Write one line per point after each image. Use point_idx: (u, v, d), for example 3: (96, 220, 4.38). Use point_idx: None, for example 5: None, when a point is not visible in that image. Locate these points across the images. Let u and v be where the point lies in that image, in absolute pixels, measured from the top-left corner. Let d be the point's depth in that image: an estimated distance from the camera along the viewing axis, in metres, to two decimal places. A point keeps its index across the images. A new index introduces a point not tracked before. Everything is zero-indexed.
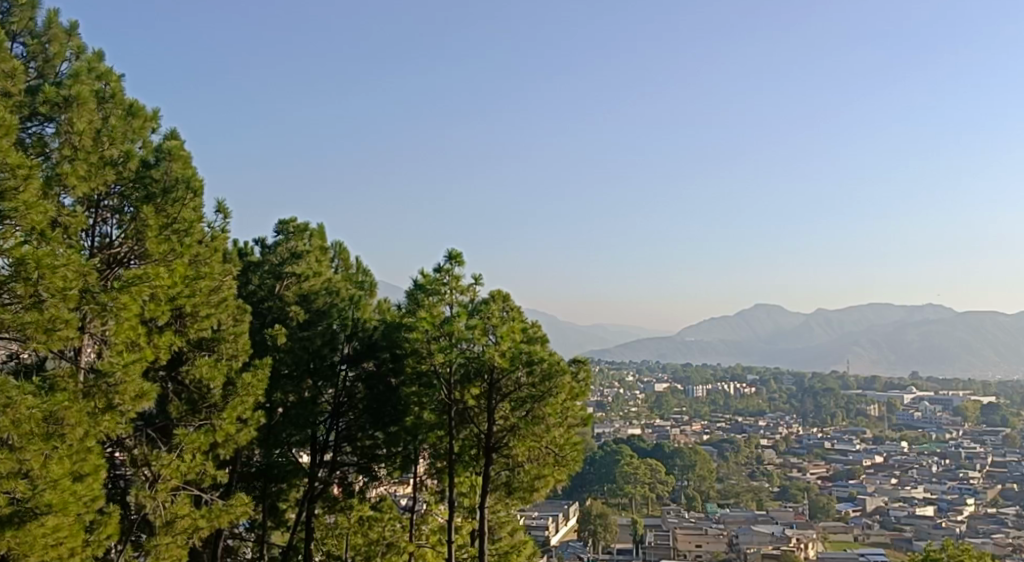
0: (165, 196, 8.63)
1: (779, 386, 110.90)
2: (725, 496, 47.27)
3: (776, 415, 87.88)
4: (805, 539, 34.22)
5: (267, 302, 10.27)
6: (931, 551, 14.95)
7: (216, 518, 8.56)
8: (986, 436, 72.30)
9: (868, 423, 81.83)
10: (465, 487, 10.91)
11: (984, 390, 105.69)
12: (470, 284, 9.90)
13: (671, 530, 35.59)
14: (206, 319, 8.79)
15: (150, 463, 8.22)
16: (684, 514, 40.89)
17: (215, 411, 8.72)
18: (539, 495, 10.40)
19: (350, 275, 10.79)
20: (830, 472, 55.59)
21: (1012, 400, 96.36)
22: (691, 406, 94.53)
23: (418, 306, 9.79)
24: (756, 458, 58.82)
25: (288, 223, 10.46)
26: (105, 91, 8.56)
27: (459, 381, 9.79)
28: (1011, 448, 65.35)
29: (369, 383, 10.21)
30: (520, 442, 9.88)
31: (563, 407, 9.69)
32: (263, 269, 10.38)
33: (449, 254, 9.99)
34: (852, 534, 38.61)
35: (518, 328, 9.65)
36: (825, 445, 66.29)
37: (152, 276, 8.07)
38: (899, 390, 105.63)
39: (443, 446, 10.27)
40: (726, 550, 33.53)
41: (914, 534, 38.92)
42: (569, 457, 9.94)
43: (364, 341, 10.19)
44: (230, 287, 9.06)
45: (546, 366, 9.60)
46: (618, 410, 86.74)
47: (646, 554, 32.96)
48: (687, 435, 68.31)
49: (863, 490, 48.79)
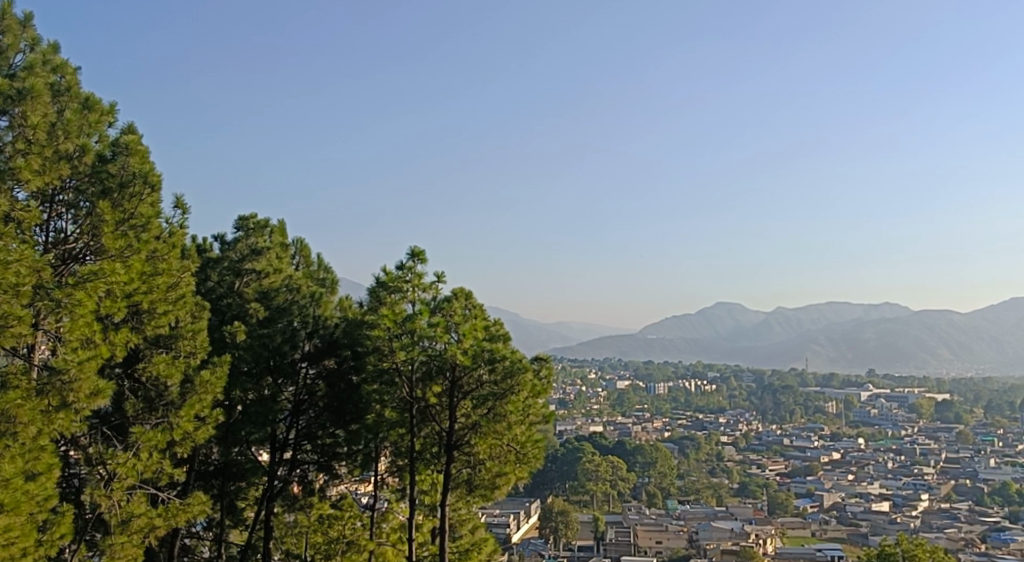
0: (121, 190, 8.54)
1: (739, 383, 111.53)
2: (685, 492, 47.59)
3: (735, 412, 89.01)
4: (764, 534, 34.61)
5: (225, 299, 10.13)
6: (886, 546, 15.13)
7: (173, 517, 8.44)
8: (940, 432, 73.64)
9: (827, 421, 82.71)
10: (426, 484, 10.86)
11: (938, 388, 107.27)
12: (433, 282, 9.86)
13: (632, 526, 35.94)
14: (164, 316, 8.65)
15: (105, 462, 8.13)
16: (645, 510, 41.19)
17: (173, 408, 8.60)
18: (500, 493, 10.39)
19: (310, 272, 10.72)
20: (788, 468, 56.37)
21: (966, 398, 97.78)
22: (653, 402, 95.38)
23: (380, 304, 9.75)
24: (716, 454, 59.39)
25: (248, 219, 10.36)
26: (60, 83, 8.40)
27: (421, 379, 9.75)
28: (964, 444, 66.58)
29: (330, 381, 10.17)
30: (481, 440, 9.85)
31: (525, 404, 9.71)
32: (221, 265, 10.27)
33: (411, 251, 9.93)
34: (809, 529, 39.09)
35: (480, 326, 9.63)
36: (783, 442, 67.02)
37: (108, 272, 7.99)
38: (856, 387, 107.50)
39: (403, 443, 10.19)
40: (686, 546, 33.79)
41: (870, 529, 39.56)
42: (530, 454, 9.92)
43: (325, 338, 10.15)
44: (188, 283, 8.90)
45: (508, 364, 9.60)
46: (581, 407, 87.32)
47: (606, 551, 33.12)
48: (647, 432, 68.92)
49: (821, 485, 49.52)
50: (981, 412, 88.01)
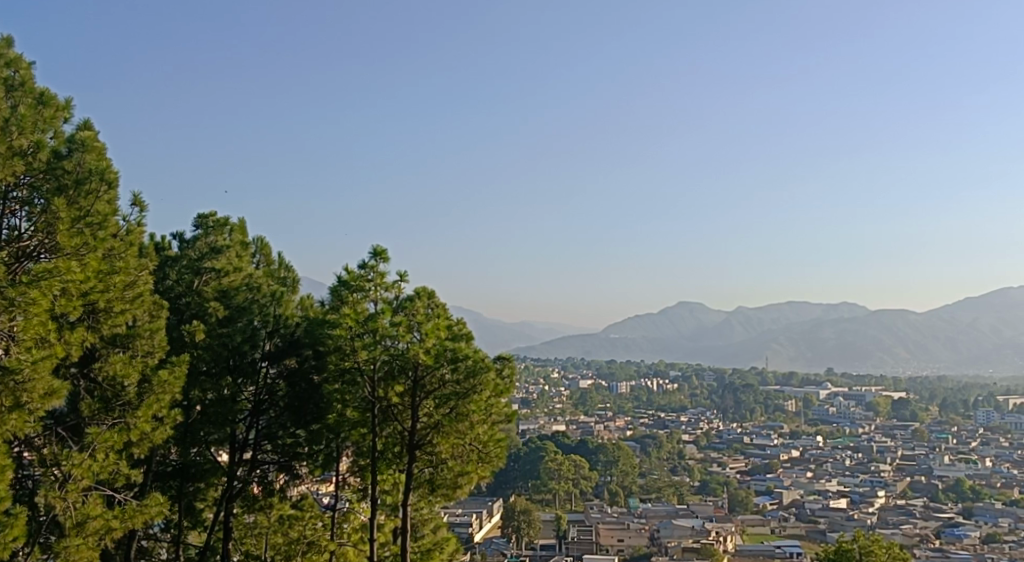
0: (77, 187, 8.44)
1: (700, 382, 112.28)
2: (647, 490, 47.88)
3: (697, 411, 89.61)
4: (724, 532, 34.96)
5: (184, 298, 10.04)
6: (843, 543, 15.29)
7: (130, 518, 8.32)
8: (896, 430, 74.83)
9: (786, 419, 83.46)
10: (388, 484, 10.81)
11: (894, 387, 108.67)
12: (395, 281, 9.82)
13: (594, 525, 36.09)
14: (120, 315, 8.51)
15: (59, 463, 7.99)
16: (607, 509, 41.38)
17: (129, 408, 8.49)
18: (462, 493, 10.36)
19: (271, 270, 10.69)
20: (748, 466, 56.89)
21: (921, 397, 99.19)
22: (615, 402, 95.72)
23: (342, 302, 9.69)
24: (678, 452, 59.82)
25: (208, 217, 10.33)
26: (14, 79, 8.28)
27: (383, 379, 9.69)
28: (920, 442, 67.70)
29: (291, 381, 10.06)
30: (443, 440, 9.86)
31: (488, 403, 9.71)
32: (180, 264, 10.15)
33: (374, 250, 9.88)
34: (769, 526, 39.58)
35: (443, 325, 9.61)
36: (743, 440, 67.64)
37: (62, 271, 7.87)
38: (815, 386, 108.88)
39: (365, 443, 10.15)
40: (648, 544, 34.02)
41: (828, 526, 40.03)
42: (493, 453, 9.89)
43: (286, 338, 10.06)
44: (146, 281, 8.78)
45: (471, 363, 9.60)
46: (544, 407, 87.31)
47: (568, 549, 33.13)
48: (610, 432, 69.22)
49: (780, 483, 50.06)
50: (936, 410, 89.55)
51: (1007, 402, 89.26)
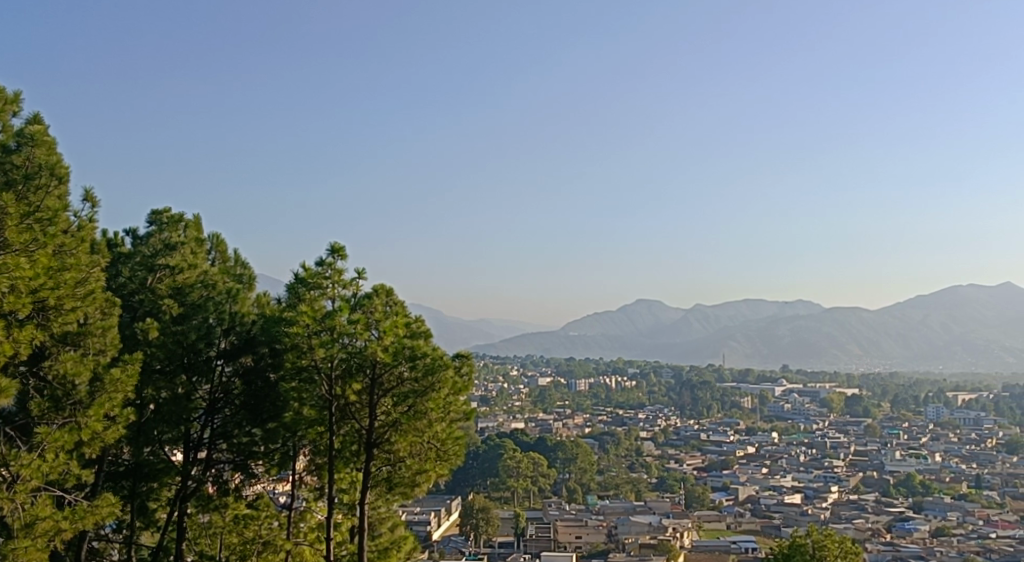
0: (26, 182, 8.37)
1: (658, 380, 113.17)
2: (605, 488, 48.16)
3: (654, 408, 90.31)
4: (681, 528, 35.25)
5: (137, 295, 9.91)
6: (796, 537, 15.47)
7: (81, 519, 8.18)
8: (849, 426, 76.05)
9: (742, 416, 84.42)
10: (345, 482, 10.77)
11: (847, 382, 110.48)
12: (353, 278, 9.77)
13: (552, 522, 36.15)
14: (71, 312, 8.34)
15: (8, 463, 7.85)
16: (565, 505, 41.49)
17: (81, 407, 8.35)
18: (420, 491, 10.37)
19: (226, 266, 10.57)
20: (704, 463, 57.39)
21: (873, 392, 100.95)
22: (574, 399, 96.03)
23: (299, 300, 9.62)
24: (635, 450, 60.20)
25: (162, 213, 10.25)
26: None
27: (340, 377, 9.62)
28: (873, 437, 68.83)
29: (247, 379, 9.96)
30: (402, 438, 9.82)
31: (446, 402, 9.70)
32: (133, 260, 10.04)
33: (331, 247, 9.81)
34: (725, 522, 40.02)
35: (401, 323, 9.57)
36: (700, 437, 68.27)
37: (11, 267, 7.68)
38: (771, 383, 110.30)
39: (323, 442, 10.10)
40: (606, 541, 34.17)
41: (783, 521, 40.51)
42: (451, 451, 9.92)
43: (241, 336, 9.95)
44: (98, 279, 8.62)
45: (429, 361, 9.57)
46: (503, 405, 87.34)
47: (526, 547, 33.12)
48: (569, 429, 69.40)
49: (736, 479, 50.61)
50: (888, 406, 91.07)
51: (956, 398, 91.13)
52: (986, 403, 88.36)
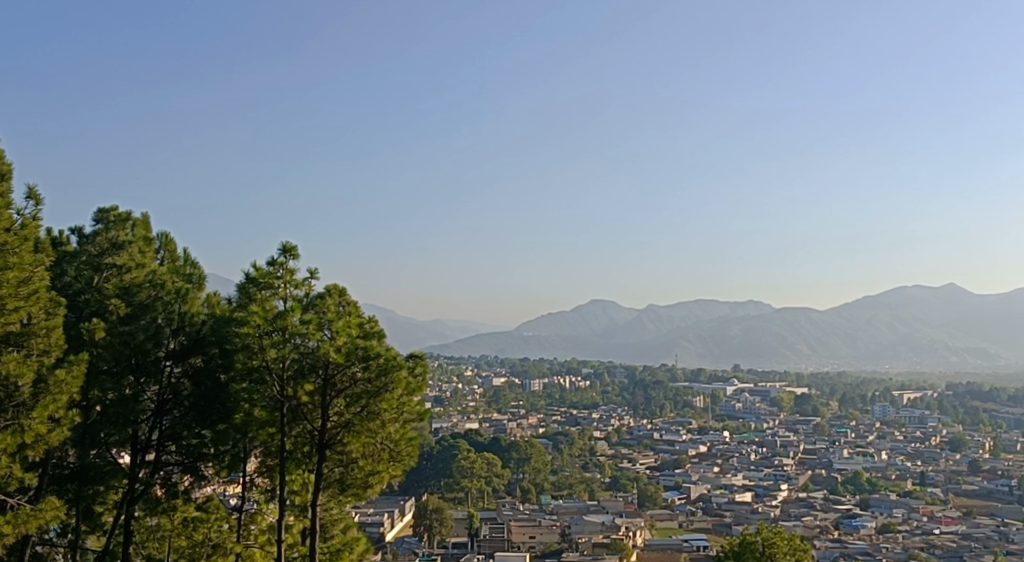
0: None
1: (611, 380, 113.81)
2: (559, 487, 48.34)
3: (608, 408, 90.76)
4: (634, 527, 35.56)
5: (83, 294, 9.73)
6: (747, 535, 15.60)
7: (23, 524, 8.02)
8: (799, 424, 77.16)
9: (694, 415, 85.29)
10: (297, 484, 10.65)
11: (797, 381, 112.08)
12: (306, 279, 9.70)
13: (506, 522, 36.15)
14: (13, 313, 8.17)
15: None
16: (519, 506, 41.53)
17: (23, 409, 8.19)
18: (373, 492, 10.34)
19: (175, 266, 10.39)
20: (657, 461, 57.85)
21: (822, 391, 102.59)
22: (529, 399, 96.16)
23: (250, 300, 9.53)
24: (589, 450, 60.45)
25: (109, 212, 10.10)
26: None
27: (292, 378, 9.53)
28: (821, 436, 69.89)
29: (196, 380, 9.82)
30: (354, 439, 9.73)
31: (399, 403, 9.65)
32: (79, 260, 9.89)
33: (283, 247, 9.71)
34: (677, 520, 40.38)
35: (354, 323, 9.54)
36: (653, 436, 68.75)
37: None
38: (723, 382, 111.59)
39: (274, 443, 9.99)
40: (559, 540, 34.23)
41: (734, 519, 41.01)
42: (404, 452, 9.91)
43: (191, 336, 9.80)
44: (42, 278, 8.46)
45: (383, 362, 9.52)
46: (458, 405, 87.15)
47: (480, 547, 33.06)
48: (523, 429, 69.46)
49: (688, 478, 51.10)
50: (836, 405, 92.51)
51: (902, 398, 92.92)
52: (930, 401, 90.19)
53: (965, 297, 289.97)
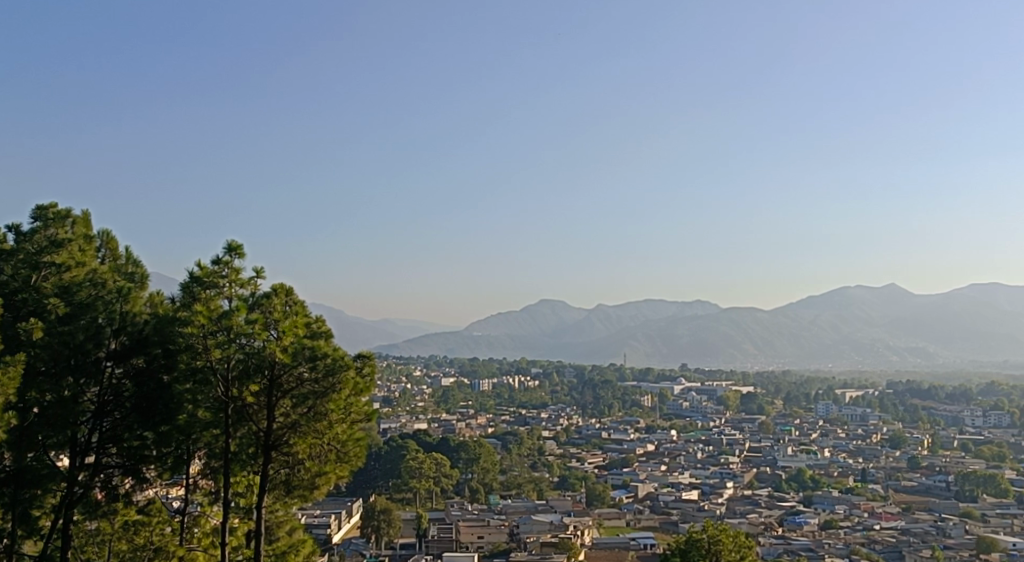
0: None
1: (561, 379, 114.25)
2: (508, 486, 48.41)
3: (557, 407, 91.03)
4: (582, 525, 35.80)
5: (20, 294, 9.48)
6: (692, 532, 15.73)
7: None
8: (745, 422, 78.27)
9: (642, 414, 85.94)
10: (241, 486, 10.54)
11: (742, 381, 113.61)
12: (252, 277, 9.57)
13: (455, 522, 36.01)
14: None
15: None
16: (468, 505, 41.46)
17: None
18: (319, 493, 10.32)
19: (117, 265, 10.19)
20: (605, 460, 58.26)
21: (767, 389, 104.13)
22: (478, 399, 96.01)
23: (194, 299, 9.39)
24: (538, 449, 60.61)
25: (47, 209, 9.88)
26: None
27: (237, 378, 9.40)
28: (766, 433, 70.95)
29: (138, 380, 9.62)
30: (300, 440, 9.64)
31: (347, 402, 9.59)
32: (16, 258, 9.66)
33: (229, 245, 9.58)
34: (625, 518, 40.65)
35: (301, 322, 9.41)
36: (602, 435, 69.14)
37: None
38: (670, 381, 112.62)
39: (218, 444, 9.85)
40: (507, 540, 34.17)
41: (680, 517, 41.43)
42: (352, 453, 9.89)
43: (133, 336, 9.60)
44: None
45: (330, 362, 9.43)
46: (406, 405, 86.76)
47: (428, 547, 32.98)
48: (473, 429, 69.36)
49: (636, 476, 51.53)
50: (780, 403, 93.89)
51: (844, 396, 94.64)
52: (871, 400, 92.02)
53: (906, 297, 296.18)
